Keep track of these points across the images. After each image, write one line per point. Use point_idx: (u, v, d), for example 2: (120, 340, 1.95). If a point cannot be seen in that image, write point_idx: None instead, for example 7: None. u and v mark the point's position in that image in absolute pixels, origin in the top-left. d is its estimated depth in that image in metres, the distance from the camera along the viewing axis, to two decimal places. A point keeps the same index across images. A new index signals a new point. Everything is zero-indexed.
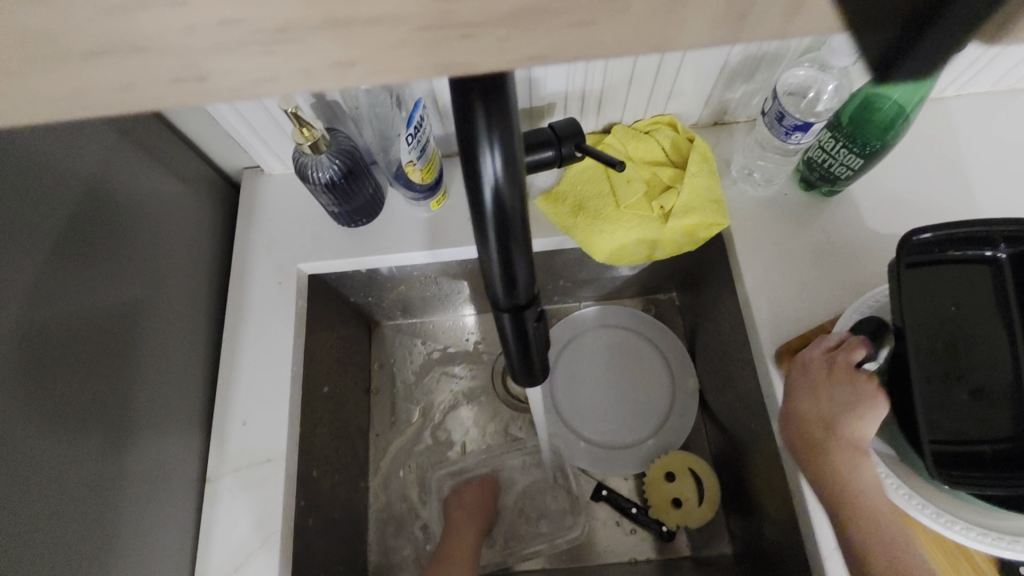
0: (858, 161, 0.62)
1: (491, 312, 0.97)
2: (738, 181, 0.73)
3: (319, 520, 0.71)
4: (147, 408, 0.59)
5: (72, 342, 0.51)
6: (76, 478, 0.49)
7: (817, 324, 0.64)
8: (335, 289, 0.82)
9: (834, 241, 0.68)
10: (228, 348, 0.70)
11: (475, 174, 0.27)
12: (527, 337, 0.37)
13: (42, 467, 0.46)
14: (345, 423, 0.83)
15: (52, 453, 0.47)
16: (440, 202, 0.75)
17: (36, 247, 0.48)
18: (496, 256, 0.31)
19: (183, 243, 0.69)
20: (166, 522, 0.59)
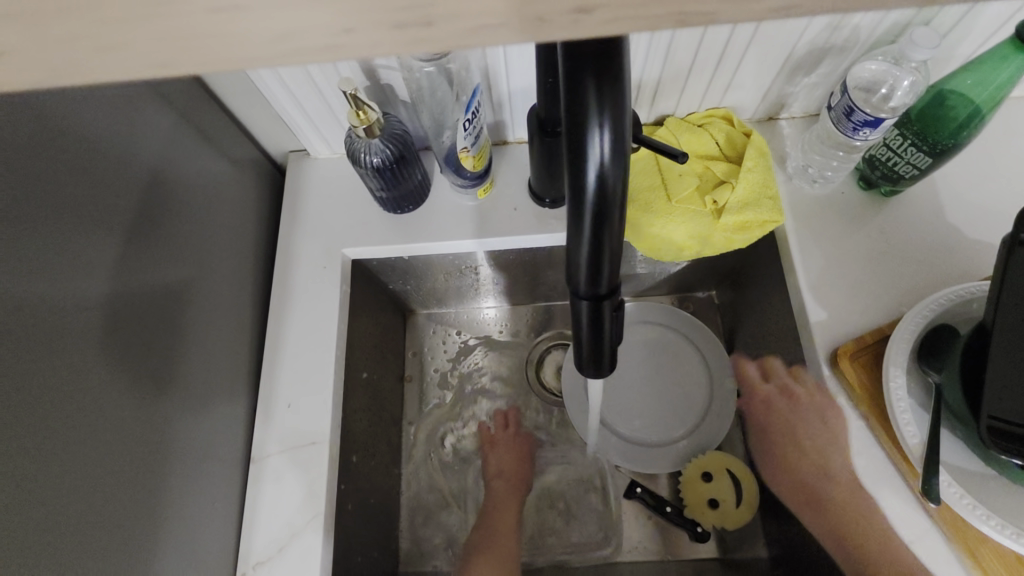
0: (926, 160, 0.61)
1: (527, 304, 0.96)
2: (793, 178, 0.71)
3: (357, 504, 0.71)
4: (197, 385, 0.60)
5: (130, 317, 0.51)
6: (131, 452, 0.50)
7: (875, 327, 0.62)
8: (376, 276, 0.81)
9: (894, 241, 0.66)
10: (273, 330, 0.70)
11: (581, 152, 0.27)
12: (603, 329, 0.36)
13: (101, 439, 0.46)
14: (382, 409, 0.82)
15: (109, 427, 0.47)
16: (486, 191, 0.74)
17: (101, 219, 0.49)
18: (587, 241, 0.30)
19: (232, 223, 0.70)
20: (213, 498, 0.60)
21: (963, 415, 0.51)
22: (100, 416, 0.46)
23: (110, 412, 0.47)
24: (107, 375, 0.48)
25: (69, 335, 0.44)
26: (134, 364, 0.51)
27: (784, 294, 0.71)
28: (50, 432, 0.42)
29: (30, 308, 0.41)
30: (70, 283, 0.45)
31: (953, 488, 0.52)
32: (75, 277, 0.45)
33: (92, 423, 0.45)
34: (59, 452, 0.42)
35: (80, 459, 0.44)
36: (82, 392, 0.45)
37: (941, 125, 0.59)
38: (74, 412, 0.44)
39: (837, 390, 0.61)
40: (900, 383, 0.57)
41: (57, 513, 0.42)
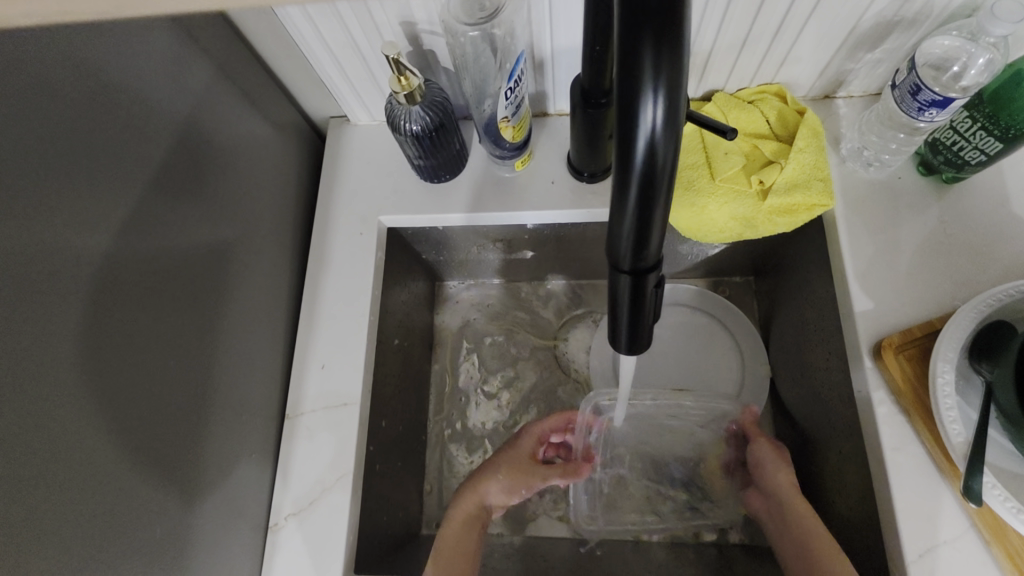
0: (995, 145, 0.57)
1: (557, 280, 0.95)
2: (846, 160, 0.67)
3: (384, 465, 0.73)
4: (236, 342, 0.62)
5: (173, 273, 0.53)
6: (173, 399, 0.52)
7: (924, 321, 0.60)
8: (409, 244, 0.82)
9: (951, 231, 0.63)
10: (309, 293, 0.72)
11: (632, 120, 0.26)
12: (642, 303, 0.35)
13: (145, 387, 0.49)
14: (410, 377, 0.84)
15: (154, 375, 0.50)
16: (525, 163, 0.73)
17: (147, 176, 0.50)
18: (632, 213, 0.30)
19: (273, 186, 0.71)
20: (249, 451, 0.62)
21: (1012, 415, 0.49)
22: (145, 365, 0.49)
23: (155, 360, 0.50)
24: (152, 326, 0.50)
25: (119, 285, 0.46)
26: (177, 319, 0.53)
27: (827, 282, 0.68)
28: (100, 376, 0.44)
29: (86, 256, 0.43)
30: (118, 236, 0.46)
31: (997, 491, 0.50)
32: (124, 231, 0.47)
33: (139, 370, 0.48)
34: (108, 396, 0.45)
35: (126, 402, 0.46)
36: (129, 341, 0.47)
37: (1016, 108, 0.54)
38: (121, 359, 0.46)
39: (877, 382, 0.59)
40: (949, 379, 0.54)
41: (105, 452, 0.44)
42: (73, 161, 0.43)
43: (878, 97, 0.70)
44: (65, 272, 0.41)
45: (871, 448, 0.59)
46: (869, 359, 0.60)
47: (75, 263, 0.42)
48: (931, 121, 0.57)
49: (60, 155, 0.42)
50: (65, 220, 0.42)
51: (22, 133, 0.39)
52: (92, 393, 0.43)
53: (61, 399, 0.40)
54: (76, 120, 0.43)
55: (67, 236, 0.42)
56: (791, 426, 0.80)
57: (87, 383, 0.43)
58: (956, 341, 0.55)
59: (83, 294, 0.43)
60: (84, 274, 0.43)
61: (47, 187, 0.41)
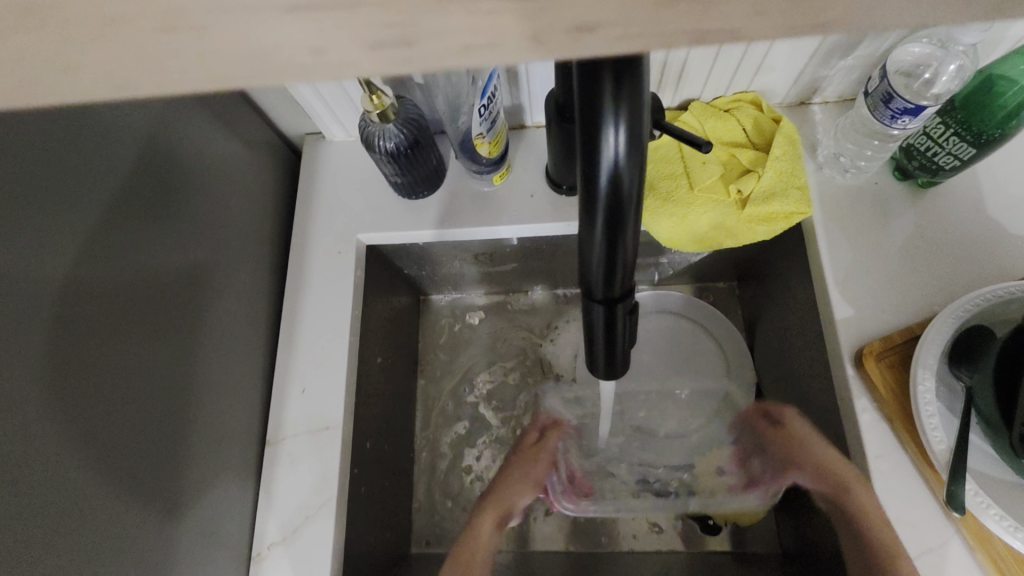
0: (969, 151, 0.57)
1: (541, 290, 0.95)
2: (823, 167, 0.68)
3: (370, 487, 0.72)
4: (213, 370, 0.60)
5: (143, 304, 0.51)
6: (147, 434, 0.50)
7: (904, 327, 0.60)
8: (389, 260, 0.81)
9: (928, 236, 0.63)
10: (288, 315, 0.71)
11: (595, 153, 0.26)
12: (617, 330, 0.35)
13: (116, 422, 0.47)
14: (395, 394, 0.83)
15: (127, 412, 0.48)
16: (503, 177, 0.72)
17: (110, 205, 0.49)
18: (600, 242, 0.29)
19: (248, 207, 0.69)
20: (230, 480, 0.61)
21: (993, 421, 0.49)
22: (115, 401, 0.47)
23: (126, 395, 0.48)
24: (123, 360, 0.48)
25: (85, 321, 0.45)
26: (149, 350, 0.51)
27: (809, 289, 0.68)
28: (67, 419, 0.42)
29: (45, 296, 0.42)
30: (82, 272, 0.45)
31: (981, 499, 0.50)
32: (87, 266, 0.46)
33: (108, 406, 0.46)
34: (74, 438, 0.43)
35: (94, 443, 0.45)
36: (95, 379, 0.45)
37: (988, 113, 0.55)
38: (88, 398, 0.45)
39: (860, 391, 0.59)
40: (930, 386, 0.54)
41: (75, 498, 0.43)
42: (25, 196, 0.41)
43: (853, 102, 0.70)
44: (21, 312, 0.40)
45: (857, 456, 0.59)
46: (850, 366, 0.60)
47: (33, 303, 0.41)
48: (905, 129, 0.57)
49: (18, 193, 0.41)
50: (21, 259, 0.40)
51: None
52: (59, 435, 0.42)
53: (24, 447, 0.39)
54: (29, 154, 0.42)
55: (21, 275, 0.40)
56: None
57: (52, 425, 0.41)
58: (934, 346, 0.56)
59: (45, 334, 0.41)
60: (44, 312, 0.41)
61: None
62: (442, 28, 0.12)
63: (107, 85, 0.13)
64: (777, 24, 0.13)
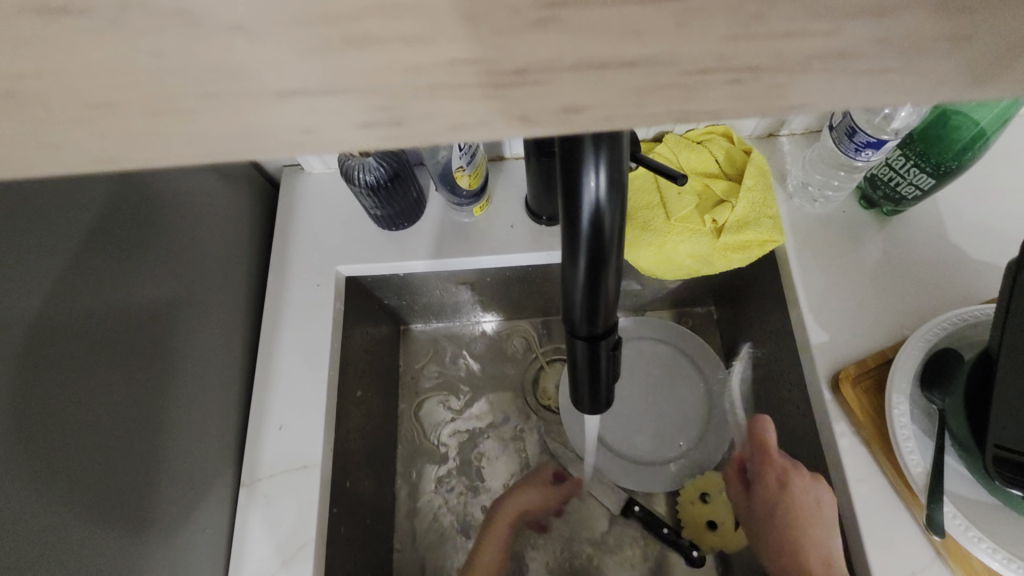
0: (928, 181, 0.60)
1: (520, 319, 0.95)
2: (793, 197, 0.70)
3: (350, 526, 0.70)
4: (184, 412, 0.58)
5: (112, 343, 0.49)
6: (117, 483, 0.48)
7: (877, 351, 0.61)
8: (369, 291, 0.80)
9: (895, 261, 0.65)
10: (265, 351, 0.69)
11: (576, 194, 0.25)
12: (600, 365, 0.35)
13: (86, 471, 0.45)
14: (376, 427, 0.81)
15: (94, 462, 0.46)
16: (483, 208, 0.73)
17: (74, 241, 0.47)
18: (582, 281, 0.29)
19: (224, 240, 0.68)
20: (201, 527, 0.58)
21: (966, 443, 0.50)
22: (84, 446, 0.45)
23: (95, 442, 0.46)
24: (93, 404, 0.46)
25: (48, 366, 0.42)
26: (122, 392, 0.50)
27: (786, 314, 0.70)
28: (31, 473, 0.40)
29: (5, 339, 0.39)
30: (47, 310, 0.43)
31: (959, 521, 0.51)
32: (56, 302, 0.44)
33: (73, 458, 0.44)
34: (33, 493, 0.40)
35: (62, 493, 0.42)
36: (66, 422, 0.43)
37: (943, 147, 0.57)
38: (53, 449, 0.42)
39: (836, 414, 0.60)
40: (904, 409, 0.56)
41: (36, 558, 0.40)
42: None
43: (819, 134, 0.73)
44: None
45: (838, 481, 0.59)
46: (828, 390, 0.61)
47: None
48: (868, 160, 0.59)
49: None
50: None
51: None
52: (22, 489, 0.39)
53: None
54: None
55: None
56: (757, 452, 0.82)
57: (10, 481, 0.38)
58: (903, 365, 0.58)
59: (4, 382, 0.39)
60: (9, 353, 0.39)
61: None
62: (447, 111, 0.10)
63: (64, 165, 0.11)
64: (778, 109, 0.11)
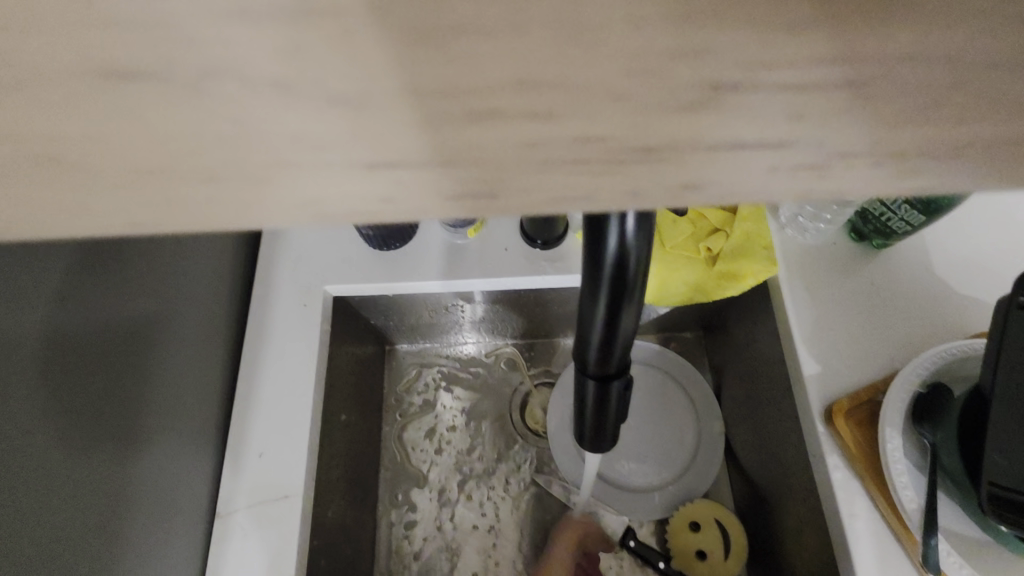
0: (918, 218, 0.62)
1: (508, 341, 0.94)
2: (785, 228, 0.71)
3: (330, 559, 0.67)
4: (163, 436, 0.54)
5: (93, 362, 0.45)
6: (72, 531, 0.42)
7: (869, 384, 0.62)
8: (356, 311, 0.78)
9: (885, 293, 0.66)
10: (247, 372, 0.66)
11: (602, 233, 0.24)
12: (609, 405, 0.34)
13: (44, 520, 0.39)
14: (358, 452, 0.78)
15: (56, 507, 0.41)
16: (477, 230, 0.72)
17: (63, 249, 0.43)
18: (601, 319, 0.28)
19: (215, 253, 0.65)
20: (174, 561, 0.55)
21: (959, 477, 0.51)
22: (48, 491, 0.40)
23: (60, 483, 0.41)
24: (60, 440, 0.41)
25: (11, 396, 0.38)
26: (91, 425, 0.45)
27: (775, 343, 0.70)
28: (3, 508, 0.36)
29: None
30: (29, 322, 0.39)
31: (954, 560, 0.52)
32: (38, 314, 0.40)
33: (34, 503, 0.39)
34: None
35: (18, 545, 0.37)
36: (30, 461, 0.39)
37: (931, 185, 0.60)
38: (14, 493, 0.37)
39: (831, 448, 0.60)
40: (897, 444, 0.56)
41: None
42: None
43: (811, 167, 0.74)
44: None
45: (831, 515, 0.59)
46: (821, 424, 0.61)
47: None
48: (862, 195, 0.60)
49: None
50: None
51: None
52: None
53: None
54: None
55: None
56: (747, 482, 0.81)
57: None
58: (894, 399, 0.58)
59: None
60: None
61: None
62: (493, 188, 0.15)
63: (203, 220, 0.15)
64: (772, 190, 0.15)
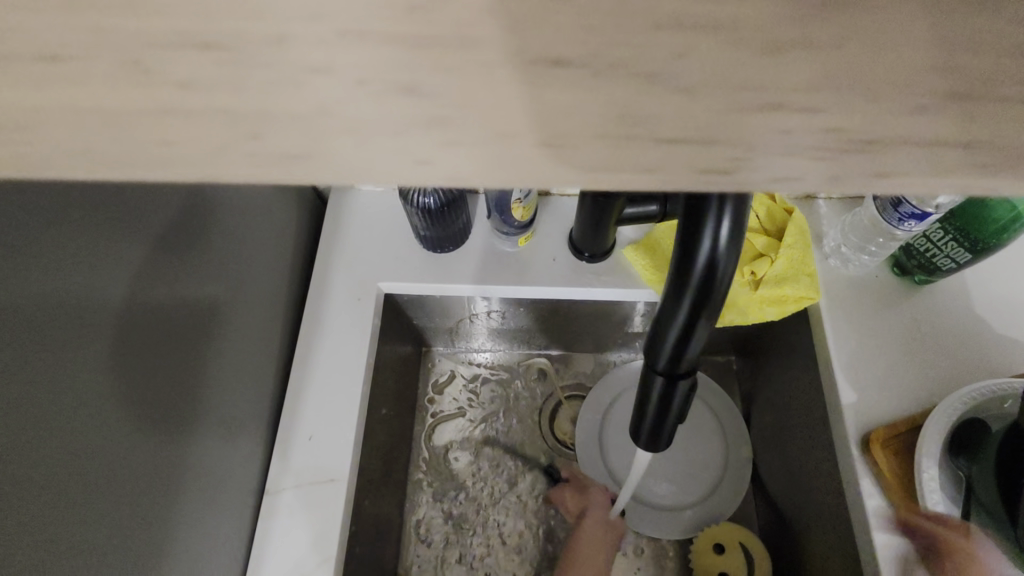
0: (965, 256, 0.62)
1: (542, 351, 0.96)
2: (828, 257, 0.73)
3: (363, 546, 0.69)
4: (219, 411, 0.57)
5: (166, 337, 0.49)
6: (140, 489, 0.46)
7: (906, 416, 0.63)
8: (402, 309, 0.81)
9: (925, 328, 0.67)
10: (300, 359, 0.69)
11: (696, 239, 0.27)
12: (672, 404, 0.36)
13: (110, 481, 0.42)
14: (394, 446, 0.81)
15: (121, 472, 0.43)
16: (527, 239, 0.75)
17: (147, 231, 0.47)
18: (680, 320, 0.30)
19: (269, 246, 0.69)
20: (223, 531, 0.57)
21: (996, 511, 0.51)
22: (116, 454, 0.42)
23: (128, 446, 0.44)
24: (132, 407, 0.44)
25: (104, 364, 0.41)
26: (157, 398, 0.48)
27: (813, 371, 0.71)
28: (87, 463, 0.40)
29: (84, 329, 0.39)
30: (120, 296, 0.43)
31: None
32: (128, 290, 0.44)
33: (113, 453, 0.42)
34: (73, 487, 0.39)
35: (84, 501, 0.40)
36: (105, 423, 0.41)
37: (982, 224, 0.60)
38: (87, 452, 0.40)
39: (865, 476, 0.61)
40: (933, 474, 0.57)
41: (78, 551, 0.39)
42: (76, 215, 0.39)
43: (856, 201, 0.76)
44: (47, 340, 0.36)
45: (863, 544, 0.60)
46: (858, 453, 0.62)
47: (73, 339, 0.38)
48: (910, 230, 0.62)
49: (81, 226, 0.40)
50: (52, 283, 0.37)
51: (57, 204, 0.37)
52: (45, 493, 0.36)
53: (44, 494, 0.36)
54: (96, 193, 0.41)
55: (50, 297, 0.37)
56: (771, 508, 0.82)
57: (34, 484, 0.36)
58: (932, 432, 0.59)
59: (77, 371, 0.39)
60: (84, 337, 0.39)
61: (28, 241, 0.35)
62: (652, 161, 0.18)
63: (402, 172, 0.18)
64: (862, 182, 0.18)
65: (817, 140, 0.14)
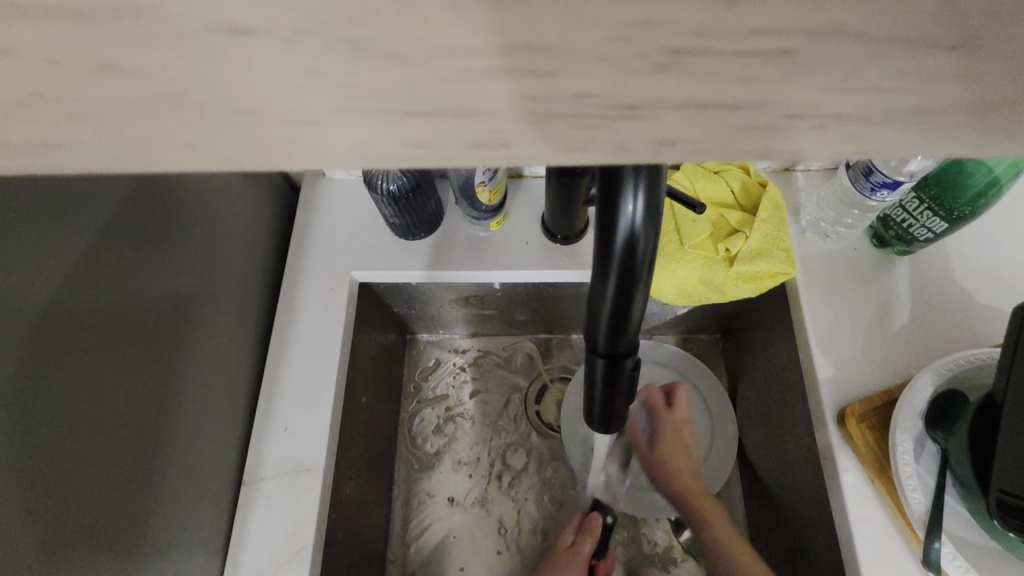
0: (941, 225, 0.61)
1: (526, 334, 0.95)
2: (806, 231, 0.71)
3: (346, 533, 0.70)
4: (194, 406, 0.57)
5: (132, 336, 0.49)
6: (114, 486, 0.46)
7: (884, 389, 0.62)
8: (381, 298, 0.81)
9: (904, 300, 0.66)
10: (275, 350, 0.69)
11: (613, 216, 0.26)
12: (618, 385, 0.35)
13: (70, 483, 0.42)
14: (376, 433, 0.81)
15: (84, 474, 0.43)
16: (500, 223, 0.74)
17: (104, 232, 0.47)
18: (610, 300, 0.30)
19: (241, 240, 0.69)
20: (201, 522, 0.58)
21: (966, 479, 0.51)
22: (76, 456, 0.42)
23: (98, 445, 0.44)
24: (94, 408, 0.44)
25: (64, 365, 0.41)
26: (124, 396, 0.47)
27: (792, 347, 0.70)
28: (55, 463, 0.40)
29: (37, 332, 0.39)
30: (75, 298, 0.43)
31: (948, 549, 0.52)
32: (84, 291, 0.44)
33: (81, 452, 0.43)
34: (41, 487, 0.39)
35: (45, 504, 0.39)
36: (63, 424, 0.41)
37: (957, 191, 0.58)
38: (46, 453, 0.39)
39: (841, 450, 0.60)
40: (908, 447, 0.56)
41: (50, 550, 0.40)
42: (14, 213, 0.39)
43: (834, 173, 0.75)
44: None
45: (838, 517, 0.59)
46: (834, 427, 0.61)
47: (26, 343, 0.38)
48: (883, 200, 0.61)
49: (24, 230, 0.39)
50: None
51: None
52: (2, 496, 0.36)
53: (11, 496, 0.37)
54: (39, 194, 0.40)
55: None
56: (757, 484, 0.81)
57: None
58: (909, 403, 0.58)
59: (33, 374, 0.39)
60: (38, 341, 0.40)
61: None
62: None
63: None
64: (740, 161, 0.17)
65: (651, 121, 0.13)
